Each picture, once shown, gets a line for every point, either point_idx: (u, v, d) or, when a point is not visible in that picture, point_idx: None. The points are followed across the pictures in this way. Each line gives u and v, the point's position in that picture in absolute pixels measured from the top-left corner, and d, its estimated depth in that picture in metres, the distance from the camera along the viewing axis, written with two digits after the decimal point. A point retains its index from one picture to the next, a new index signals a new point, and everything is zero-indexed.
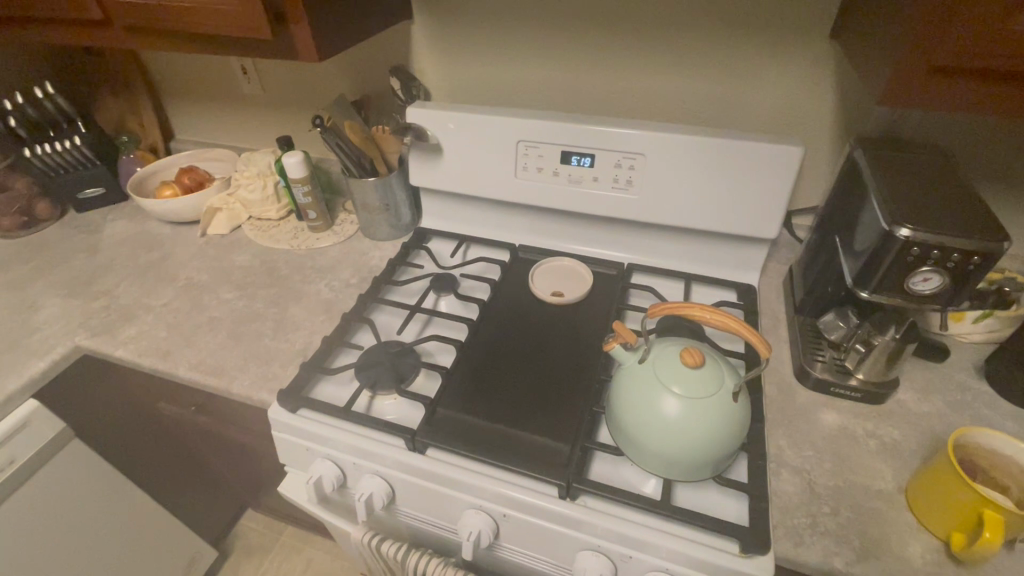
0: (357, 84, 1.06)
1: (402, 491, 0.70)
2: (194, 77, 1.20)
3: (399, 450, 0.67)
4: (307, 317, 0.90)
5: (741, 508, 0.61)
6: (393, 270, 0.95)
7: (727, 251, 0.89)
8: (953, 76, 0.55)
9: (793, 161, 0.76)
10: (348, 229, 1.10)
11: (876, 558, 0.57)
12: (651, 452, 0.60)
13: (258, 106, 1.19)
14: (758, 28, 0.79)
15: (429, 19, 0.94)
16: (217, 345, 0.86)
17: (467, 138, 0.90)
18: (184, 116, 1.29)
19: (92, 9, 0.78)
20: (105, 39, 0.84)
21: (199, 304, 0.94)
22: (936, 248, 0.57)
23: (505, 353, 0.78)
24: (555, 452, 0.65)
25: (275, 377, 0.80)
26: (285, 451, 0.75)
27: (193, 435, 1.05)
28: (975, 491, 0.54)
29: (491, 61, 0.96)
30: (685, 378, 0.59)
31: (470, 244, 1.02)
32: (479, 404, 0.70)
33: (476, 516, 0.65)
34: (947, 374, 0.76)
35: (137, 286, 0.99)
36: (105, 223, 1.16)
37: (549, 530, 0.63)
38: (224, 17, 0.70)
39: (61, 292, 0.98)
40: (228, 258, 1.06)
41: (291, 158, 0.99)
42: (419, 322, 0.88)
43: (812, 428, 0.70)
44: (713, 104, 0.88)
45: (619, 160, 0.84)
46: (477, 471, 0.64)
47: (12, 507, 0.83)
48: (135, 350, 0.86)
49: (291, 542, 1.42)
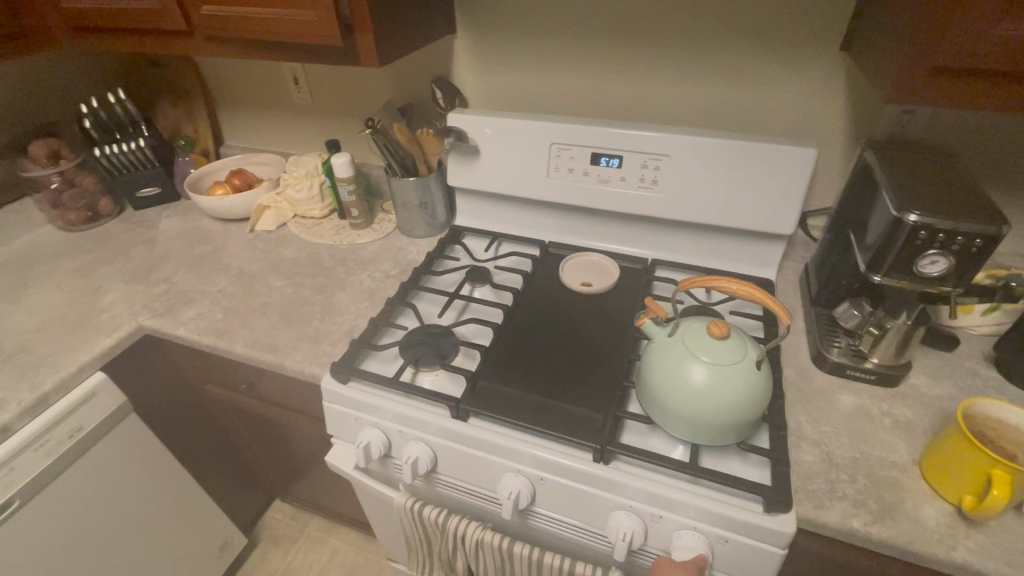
0: (400, 93, 1.15)
1: (444, 458, 0.75)
2: (248, 87, 1.31)
3: (443, 417, 0.73)
4: (352, 303, 0.97)
5: (764, 473, 0.66)
6: (431, 262, 1.02)
7: (746, 248, 0.95)
8: (954, 75, 0.61)
9: (808, 162, 0.83)
10: (387, 227, 1.17)
11: (891, 519, 0.61)
12: (680, 417, 0.65)
13: (306, 114, 1.29)
14: (774, 40, 0.87)
15: (472, 34, 1.03)
16: (270, 326, 0.93)
17: (504, 141, 0.98)
18: (235, 124, 1.39)
19: (177, 20, 0.88)
20: (184, 47, 0.93)
21: (252, 290, 1.02)
22: (942, 232, 0.63)
23: (539, 334, 0.84)
24: (589, 420, 0.70)
25: (325, 354, 0.86)
26: (334, 422, 0.81)
27: (234, 417, 1.11)
28: (966, 449, 0.59)
29: (527, 71, 1.04)
30: (711, 348, 0.64)
31: (502, 241, 1.09)
32: (516, 378, 0.76)
33: (515, 479, 0.70)
34: (958, 361, 0.80)
35: (192, 274, 1.07)
36: (161, 219, 1.25)
37: (582, 493, 0.68)
38: (298, 26, 0.79)
39: (124, 279, 1.06)
40: (276, 251, 1.13)
41: (340, 159, 1.08)
42: (456, 308, 0.94)
43: (830, 406, 0.74)
44: (732, 111, 0.95)
45: (646, 161, 0.91)
46: (517, 437, 0.70)
47: (78, 473, 0.89)
48: (195, 329, 0.93)
49: (316, 533, 1.46)
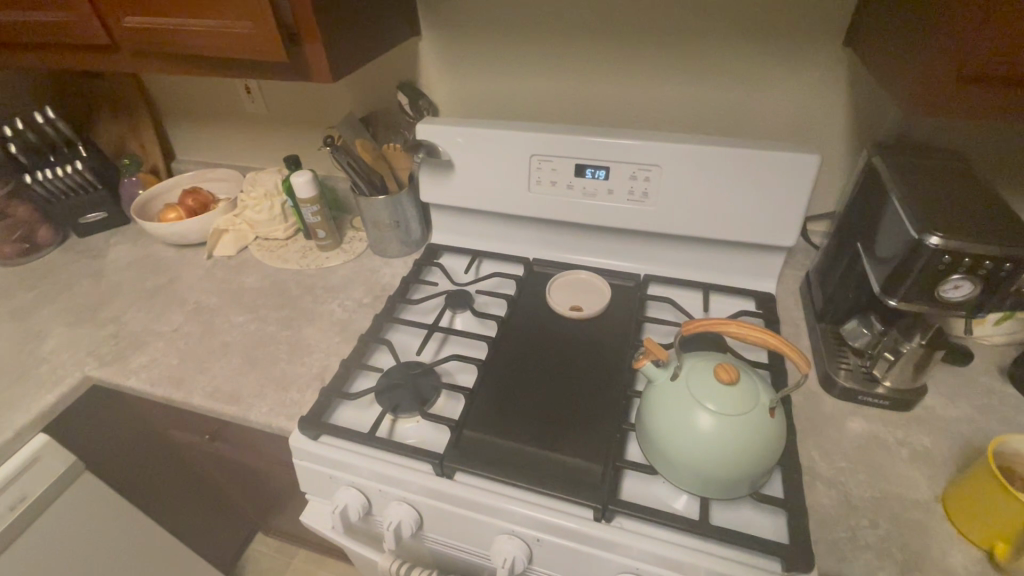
0: (363, 101, 1.06)
1: (430, 518, 0.68)
2: (196, 98, 1.20)
3: (427, 476, 0.66)
4: (322, 339, 0.89)
5: (779, 524, 0.61)
6: (407, 289, 0.94)
7: (745, 260, 0.88)
8: (982, 84, 0.54)
9: (811, 169, 0.76)
10: (357, 247, 1.08)
11: (918, 570, 0.56)
12: (687, 469, 0.59)
13: (262, 124, 1.19)
14: (769, 35, 0.79)
15: (437, 34, 0.94)
16: (232, 371, 0.84)
17: (478, 153, 0.89)
18: (186, 137, 1.28)
19: (99, 34, 0.77)
20: (113, 64, 0.83)
21: (211, 328, 0.92)
22: (967, 256, 0.56)
23: (527, 369, 0.77)
24: (587, 472, 0.64)
25: (293, 403, 0.78)
26: (307, 480, 0.74)
27: (203, 462, 1.02)
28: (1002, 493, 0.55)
29: (501, 75, 0.95)
30: (718, 394, 0.58)
31: (483, 259, 1.01)
32: (505, 424, 0.69)
33: (509, 541, 0.64)
34: (973, 378, 0.76)
35: (144, 312, 0.97)
36: (108, 246, 1.14)
37: (584, 554, 0.62)
38: (235, 39, 0.69)
39: (68, 320, 0.96)
40: (236, 280, 1.04)
41: (300, 178, 0.97)
42: (436, 341, 0.86)
43: (843, 437, 0.69)
44: (724, 112, 0.88)
45: (634, 172, 0.83)
46: (509, 495, 0.63)
47: (25, 546, 0.81)
48: (147, 379, 0.84)
49: (303, 565, 1.40)
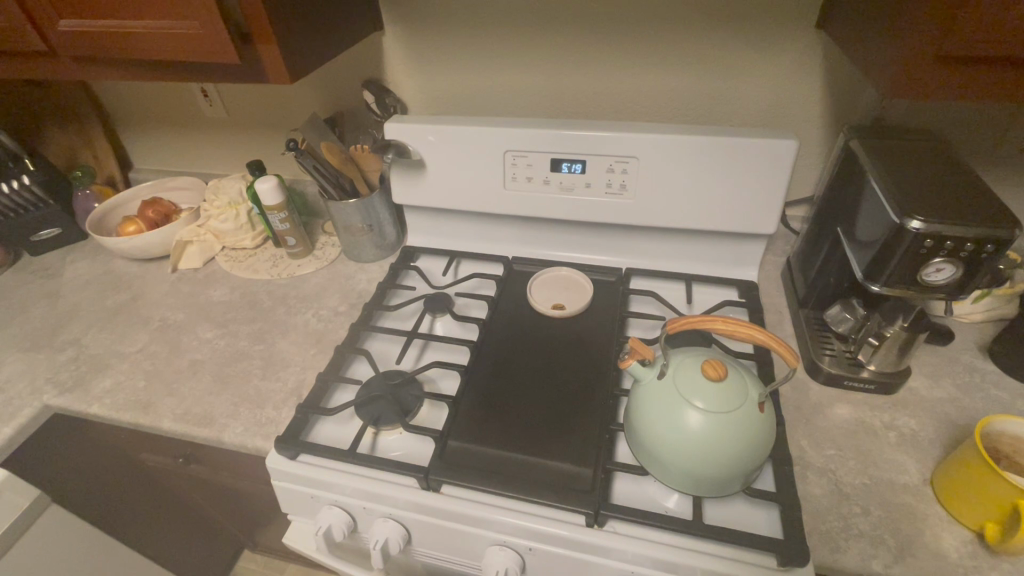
0: (329, 101, 1.02)
1: (418, 531, 0.66)
2: (151, 104, 1.14)
3: (412, 490, 0.63)
4: (297, 352, 0.85)
5: (772, 518, 0.60)
6: (384, 294, 0.90)
7: (726, 249, 0.87)
8: (956, 62, 0.53)
9: (790, 154, 0.74)
10: (330, 252, 1.05)
11: (911, 556, 0.56)
12: (678, 469, 0.58)
13: (222, 130, 1.14)
14: (742, 20, 0.78)
15: (402, 28, 0.90)
16: (202, 392, 0.80)
17: (449, 148, 0.86)
18: (143, 146, 1.23)
19: (34, 39, 0.72)
20: (53, 71, 0.77)
21: (179, 346, 0.88)
22: (949, 239, 0.56)
23: (511, 373, 0.75)
24: (577, 477, 0.62)
25: (269, 422, 0.74)
26: (289, 501, 0.71)
27: (179, 486, 0.98)
28: (991, 475, 0.54)
29: (472, 70, 0.92)
30: (707, 391, 0.57)
31: (461, 260, 0.99)
32: (492, 432, 0.67)
33: (501, 553, 0.62)
34: (955, 357, 0.76)
35: (106, 333, 0.92)
36: (65, 265, 1.08)
37: (577, 560, 0.60)
38: (183, 39, 0.65)
39: (22, 347, 0.90)
40: (204, 294, 0.99)
41: (264, 184, 0.92)
42: (416, 347, 0.84)
43: (831, 424, 0.69)
44: (699, 99, 0.87)
45: (612, 165, 0.81)
46: (497, 505, 0.61)
47: None
48: (112, 404, 0.79)
49: None
